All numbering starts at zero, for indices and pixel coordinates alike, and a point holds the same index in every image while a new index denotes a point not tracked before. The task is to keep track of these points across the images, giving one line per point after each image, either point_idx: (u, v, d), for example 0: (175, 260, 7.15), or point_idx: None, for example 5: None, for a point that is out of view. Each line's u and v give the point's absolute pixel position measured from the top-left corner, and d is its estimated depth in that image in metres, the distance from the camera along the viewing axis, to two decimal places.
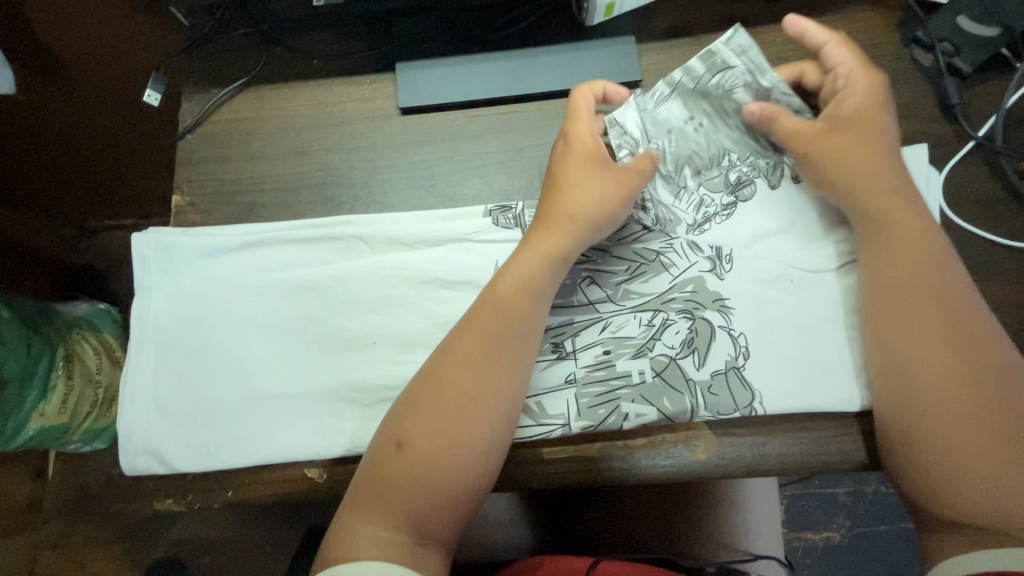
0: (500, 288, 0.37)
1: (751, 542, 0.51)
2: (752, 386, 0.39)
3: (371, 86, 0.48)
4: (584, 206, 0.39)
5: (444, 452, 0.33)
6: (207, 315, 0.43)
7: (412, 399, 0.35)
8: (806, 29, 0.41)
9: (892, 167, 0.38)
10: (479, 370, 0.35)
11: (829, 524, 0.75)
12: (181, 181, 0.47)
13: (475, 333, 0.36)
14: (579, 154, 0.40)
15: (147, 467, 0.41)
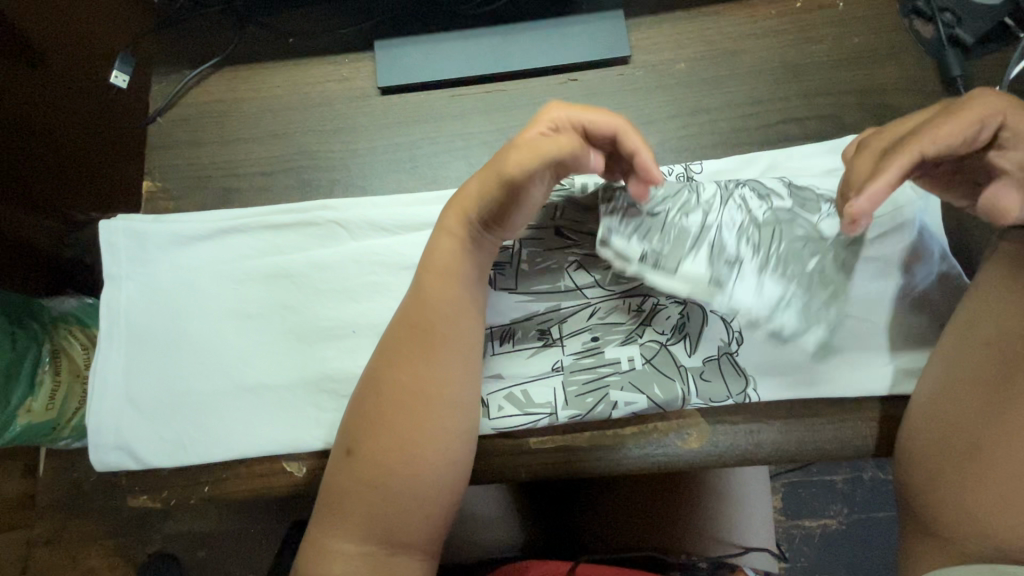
0: (434, 281, 0.34)
1: (741, 535, 0.50)
2: (745, 373, 0.39)
3: (349, 66, 0.46)
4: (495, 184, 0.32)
5: (402, 460, 0.32)
6: (179, 305, 0.42)
7: (373, 404, 0.33)
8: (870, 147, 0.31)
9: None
10: (431, 370, 0.33)
11: (826, 510, 0.74)
12: (152, 166, 0.45)
13: (412, 328, 0.33)
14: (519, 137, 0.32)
15: (119, 463, 0.40)
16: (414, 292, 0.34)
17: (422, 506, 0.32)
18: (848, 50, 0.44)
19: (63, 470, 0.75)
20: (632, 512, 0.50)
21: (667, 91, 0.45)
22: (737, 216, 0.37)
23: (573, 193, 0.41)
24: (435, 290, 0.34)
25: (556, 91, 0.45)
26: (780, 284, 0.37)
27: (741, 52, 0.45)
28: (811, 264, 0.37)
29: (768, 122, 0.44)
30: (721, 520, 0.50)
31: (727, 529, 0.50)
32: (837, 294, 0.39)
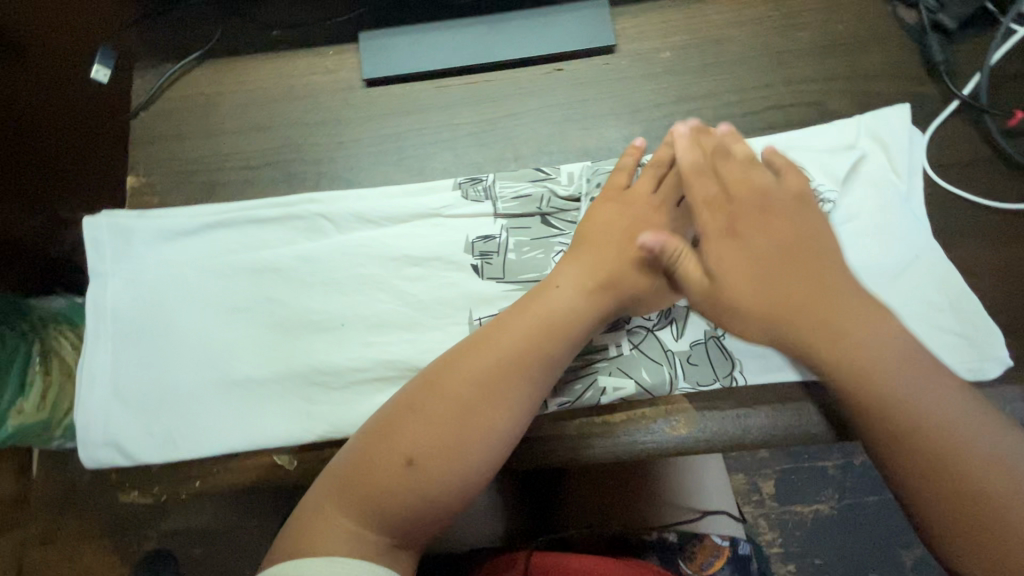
0: (537, 319, 0.35)
1: (702, 501, 0.53)
2: (732, 355, 0.39)
3: (334, 58, 0.46)
4: (647, 245, 0.38)
5: (455, 469, 0.32)
6: (166, 299, 0.41)
7: (416, 407, 0.33)
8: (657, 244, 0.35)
9: (799, 288, 0.31)
10: (499, 396, 0.33)
11: (818, 496, 0.76)
12: (136, 161, 0.45)
13: (506, 357, 0.34)
14: (649, 201, 0.39)
15: (108, 459, 0.39)
16: (521, 321, 0.35)
17: (431, 506, 0.32)
18: (831, 37, 0.44)
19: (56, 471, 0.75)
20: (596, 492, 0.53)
21: (652, 80, 0.45)
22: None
23: (558, 185, 0.43)
24: (535, 321, 0.35)
25: (542, 81, 0.45)
26: None
27: (726, 40, 0.45)
28: None
29: (753, 109, 0.44)
30: (683, 491, 0.53)
31: (690, 498, 0.53)
32: None
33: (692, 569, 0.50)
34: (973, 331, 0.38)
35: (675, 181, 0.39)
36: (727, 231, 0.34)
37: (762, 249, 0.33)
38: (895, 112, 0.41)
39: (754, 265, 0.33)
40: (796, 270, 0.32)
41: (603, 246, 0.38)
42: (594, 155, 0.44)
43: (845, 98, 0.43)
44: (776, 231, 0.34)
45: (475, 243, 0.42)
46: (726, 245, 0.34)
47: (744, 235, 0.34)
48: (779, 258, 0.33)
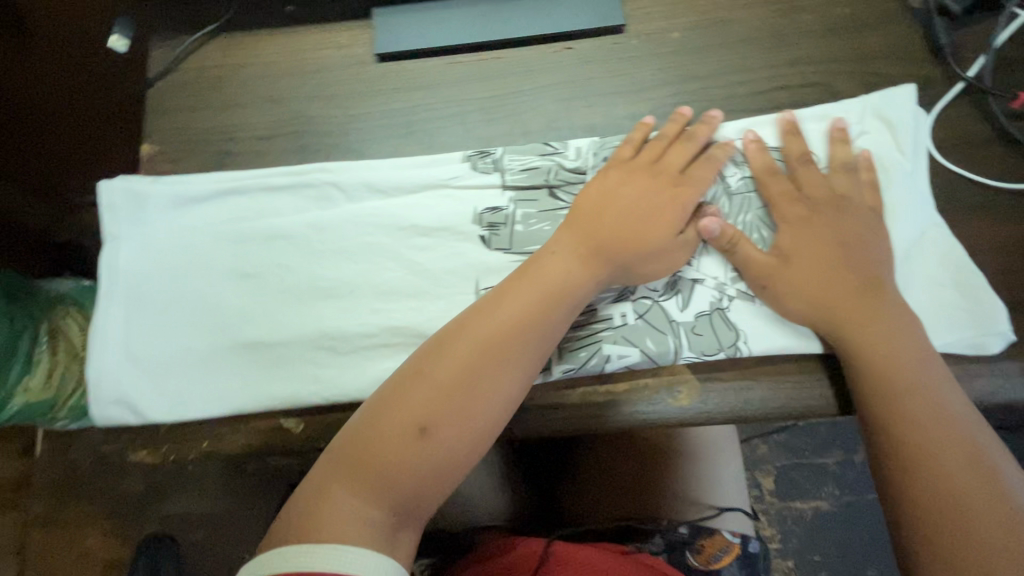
0: (536, 285, 0.36)
1: (718, 498, 0.55)
2: (736, 326, 0.39)
3: (348, 33, 0.47)
4: (645, 214, 0.38)
5: (466, 436, 0.33)
6: (178, 264, 0.42)
7: (415, 373, 0.34)
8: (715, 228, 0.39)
9: (854, 282, 0.37)
10: (497, 361, 0.34)
11: (816, 492, 0.86)
12: (149, 130, 0.45)
13: (504, 324, 0.35)
14: (649, 171, 0.40)
15: (118, 416, 0.40)
16: (525, 290, 0.36)
17: (437, 475, 0.32)
18: (837, 20, 0.45)
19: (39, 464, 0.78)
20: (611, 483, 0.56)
21: (659, 60, 0.45)
22: (711, 187, 0.41)
23: (565, 159, 0.43)
24: (538, 291, 0.36)
25: (551, 59, 0.46)
26: None
27: (732, 21, 0.46)
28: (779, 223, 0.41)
29: (759, 89, 0.44)
30: (698, 487, 0.55)
31: (704, 494, 0.55)
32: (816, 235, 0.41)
33: (700, 561, 0.51)
34: (977, 305, 0.38)
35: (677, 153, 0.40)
36: (795, 228, 0.39)
37: (829, 245, 0.38)
38: (900, 90, 0.41)
39: (820, 257, 0.38)
40: (850, 271, 0.37)
41: (604, 214, 0.38)
42: (601, 131, 0.45)
43: (850, 79, 0.44)
44: (844, 236, 0.38)
45: (482, 215, 0.43)
46: (797, 238, 0.38)
47: (818, 230, 0.38)
48: (830, 263, 0.37)
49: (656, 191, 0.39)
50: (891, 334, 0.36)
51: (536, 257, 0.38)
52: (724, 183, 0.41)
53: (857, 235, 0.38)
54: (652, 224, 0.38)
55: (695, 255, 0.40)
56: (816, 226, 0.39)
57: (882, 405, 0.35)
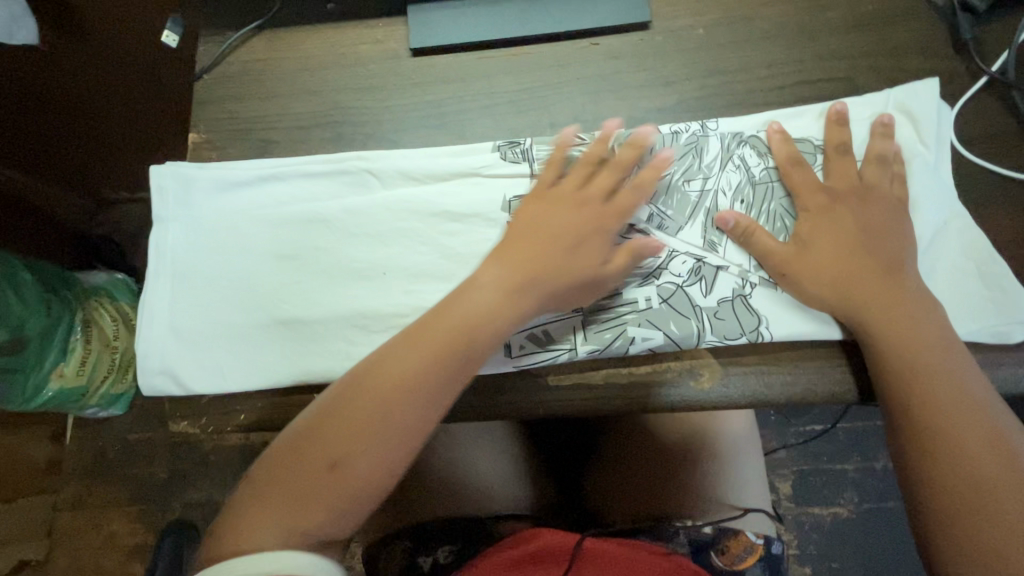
0: (441, 317, 0.36)
1: (742, 498, 0.55)
2: (758, 312, 0.40)
3: (384, 29, 0.49)
4: (570, 257, 0.39)
5: (367, 475, 0.34)
6: (221, 244, 0.44)
7: (333, 407, 0.35)
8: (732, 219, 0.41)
9: (874, 269, 0.38)
10: (411, 394, 0.35)
11: (836, 499, 0.85)
12: (197, 119, 0.48)
13: (421, 357, 0.35)
14: (583, 204, 0.40)
15: (163, 386, 0.42)
16: (456, 324, 0.36)
17: (349, 506, 0.34)
18: (862, 16, 0.46)
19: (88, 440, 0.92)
20: (638, 480, 0.56)
21: (684, 55, 0.47)
22: (735, 178, 0.43)
23: None
24: (458, 332, 0.36)
25: (579, 54, 0.47)
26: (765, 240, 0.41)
27: (757, 17, 0.47)
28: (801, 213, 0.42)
29: (783, 84, 0.46)
30: (723, 486, 0.55)
31: (729, 494, 0.55)
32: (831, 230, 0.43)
33: (724, 561, 0.54)
34: (1000, 294, 0.39)
35: (573, 190, 0.41)
36: (816, 218, 0.40)
37: (850, 235, 0.39)
38: (923, 85, 0.42)
39: (840, 244, 0.39)
40: (872, 260, 0.38)
41: (535, 249, 0.39)
42: (626, 124, 0.46)
43: (873, 74, 0.45)
44: (866, 225, 0.39)
45: (511, 203, 0.44)
46: (819, 227, 0.40)
47: (840, 219, 0.40)
48: (852, 250, 0.39)
49: (585, 230, 0.40)
50: (910, 318, 0.37)
51: (462, 287, 0.38)
52: (748, 175, 0.43)
53: (878, 224, 0.39)
54: (574, 269, 0.39)
55: (720, 243, 0.41)
56: (837, 216, 0.40)
57: (902, 390, 0.36)
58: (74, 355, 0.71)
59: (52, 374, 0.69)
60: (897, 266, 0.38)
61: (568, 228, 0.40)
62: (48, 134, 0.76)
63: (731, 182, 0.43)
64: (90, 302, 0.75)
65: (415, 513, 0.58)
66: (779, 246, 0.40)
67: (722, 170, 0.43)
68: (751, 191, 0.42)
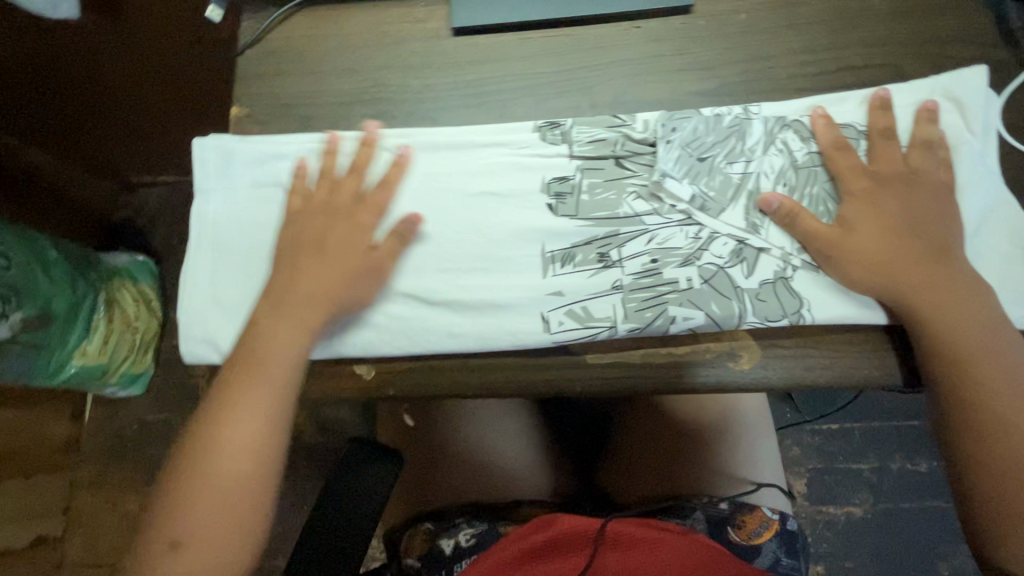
0: (248, 359, 0.40)
1: (754, 473, 0.55)
2: (800, 295, 0.40)
3: (425, 9, 0.49)
4: (325, 312, 0.41)
5: (233, 521, 0.38)
6: (264, 217, 0.45)
7: (197, 457, 0.39)
8: (775, 202, 0.41)
9: (921, 251, 0.38)
10: (260, 424, 0.39)
11: (851, 498, 0.85)
12: (239, 94, 0.48)
13: (239, 392, 0.40)
14: (281, 279, 0.42)
15: (206, 355, 0.43)
16: (250, 391, 0.40)
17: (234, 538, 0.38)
18: (908, 3, 0.45)
19: (107, 421, 0.93)
20: (656, 462, 0.56)
21: (727, 39, 0.47)
22: (778, 162, 0.43)
23: (633, 131, 0.44)
24: (274, 382, 0.40)
25: (620, 37, 0.47)
26: None
27: (800, 3, 0.46)
28: None
29: (826, 70, 0.45)
30: (735, 463, 0.55)
31: (741, 470, 0.55)
32: None
33: (740, 537, 0.52)
34: None
35: (309, 244, 0.43)
36: (858, 199, 0.40)
37: (896, 215, 0.39)
38: (972, 71, 0.42)
39: (887, 223, 0.39)
40: (918, 244, 0.38)
41: (293, 306, 0.41)
42: (667, 107, 0.46)
43: (919, 61, 0.45)
44: (910, 207, 0.39)
45: (550, 183, 0.44)
46: (864, 211, 0.39)
47: (885, 199, 0.40)
48: (899, 231, 0.39)
49: (342, 288, 0.41)
50: (958, 297, 0.37)
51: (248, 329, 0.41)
52: (791, 159, 0.43)
53: (922, 205, 0.39)
54: (310, 320, 0.41)
55: (763, 225, 0.41)
56: (885, 198, 0.40)
57: (955, 372, 0.36)
58: (97, 333, 0.77)
59: (75, 351, 0.74)
60: (943, 248, 0.38)
61: (344, 283, 0.41)
62: (76, 117, 0.77)
63: (774, 166, 0.43)
64: (112, 282, 0.80)
65: (433, 497, 0.57)
66: (824, 227, 0.40)
67: (764, 154, 0.43)
68: (795, 175, 0.42)
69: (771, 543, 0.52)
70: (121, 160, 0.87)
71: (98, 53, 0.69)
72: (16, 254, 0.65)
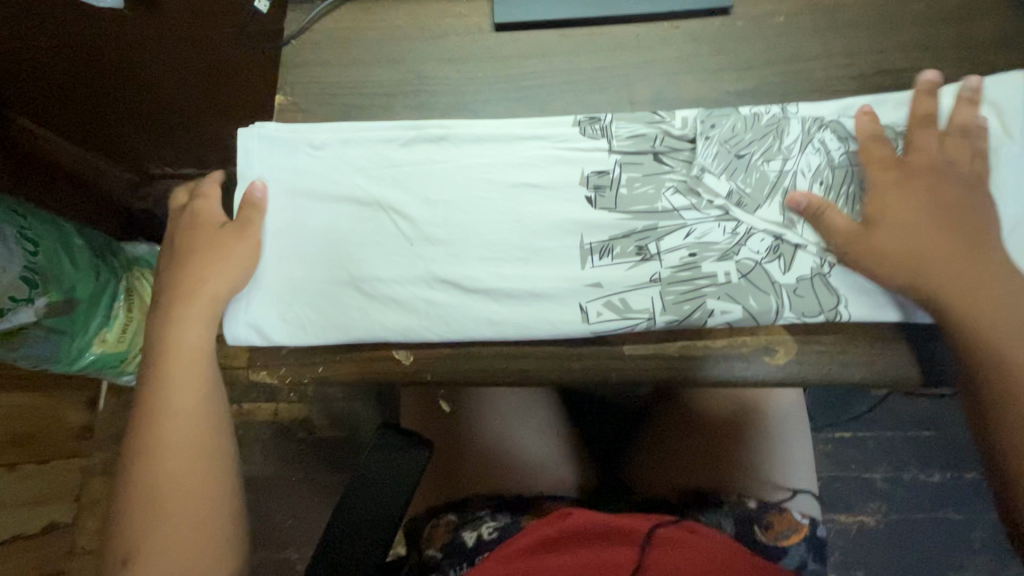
0: (165, 357, 0.43)
1: (790, 478, 0.55)
2: (837, 292, 0.41)
3: (468, 4, 0.50)
4: (213, 305, 0.44)
5: (199, 517, 0.40)
6: (305, 204, 0.46)
7: (145, 456, 0.41)
8: (801, 201, 0.41)
9: (955, 244, 0.38)
10: (190, 412, 0.42)
11: (864, 507, 0.85)
12: (283, 83, 0.49)
13: (171, 387, 0.42)
14: (171, 287, 0.44)
15: (247, 337, 0.44)
16: (175, 396, 0.42)
17: (197, 524, 0.40)
18: (946, 10, 0.46)
19: (121, 409, 0.94)
20: (683, 457, 0.57)
21: (765, 41, 0.47)
22: (815, 161, 0.43)
23: (672, 127, 0.45)
24: (194, 379, 0.42)
25: (660, 35, 0.48)
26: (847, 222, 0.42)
27: (838, 7, 0.47)
28: None
29: (863, 73, 0.46)
30: (771, 468, 0.55)
31: (777, 475, 0.55)
32: None
33: (768, 538, 0.52)
34: None
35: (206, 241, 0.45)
36: (891, 192, 0.40)
37: (929, 209, 0.40)
38: (1010, 78, 0.43)
39: (919, 218, 0.39)
40: (953, 236, 0.39)
41: (180, 309, 0.43)
42: (704, 105, 0.47)
43: (955, 66, 0.45)
44: (943, 201, 0.40)
45: (590, 176, 0.45)
46: (894, 205, 0.40)
47: (919, 191, 0.40)
48: (931, 224, 0.39)
49: (226, 279, 0.44)
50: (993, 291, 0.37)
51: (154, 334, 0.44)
52: (828, 158, 0.43)
53: (956, 197, 0.40)
54: (197, 313, 0.43)
55: (800, 222, 0.42)
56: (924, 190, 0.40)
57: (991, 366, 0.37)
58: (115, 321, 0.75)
59: (95, 338, 0.73)
60: (979, 242, 0.39)
61: (238, 271, 0.44)
62: (98, 106, 0.76)
63: (811, 164, 0.43)
64: (132, 273, 0.79)
65: (458, 490, 0.57)
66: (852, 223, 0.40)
67: (801, 153, 0.44)
68: (831, 173, 0.43)
69: (799, 546, 0.52)
70: (142, 150, 0.87)
71: (126, 46, 0.67)
72: (43, 238, 0.67)
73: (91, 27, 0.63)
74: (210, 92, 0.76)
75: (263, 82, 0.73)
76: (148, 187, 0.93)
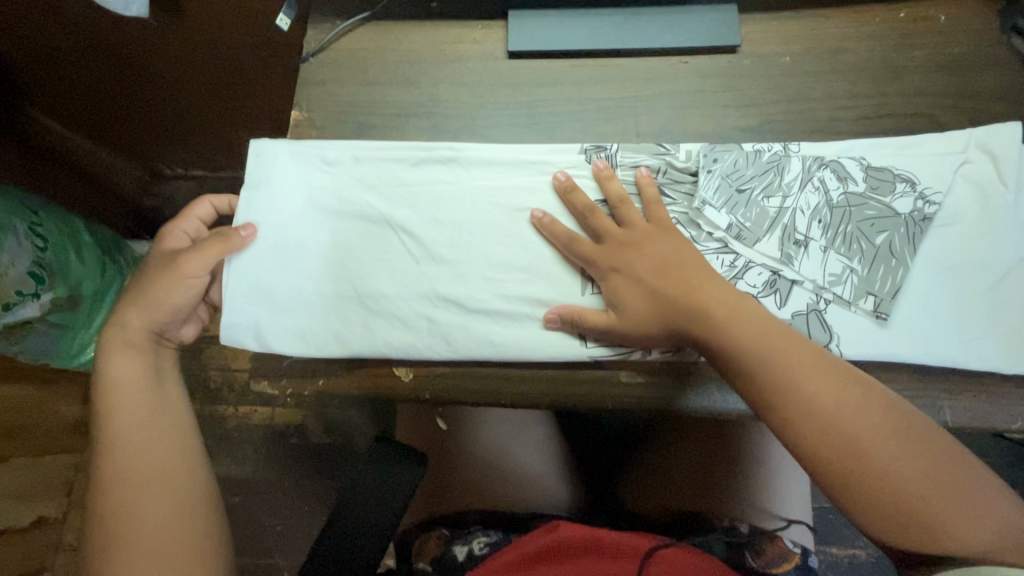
0: (107, 390, 0.42)
1: (786, 510, 0.56)
2: (831, 329, 0.42)
3: (483, 31, 0.51)
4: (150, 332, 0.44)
5: (185, 550, 0.40)
6: (315, 218, 0.47)
7: (111, 484, 0.40)
8: (557, 317, 0.43)
9: (666, 303, 0.40)
10: (147, 433, 0.42)
11: (855, 541, 0.85)
12: (300, 99, 0.51)
13: (124, 413, 0.42)
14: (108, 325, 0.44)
15: (246, 341, 0.44)
16: (127, 420, 0.42)
17: (175, 534, 0.40)
18: (946, 58, 0.47)
19: None
20: (677, 481, 0.57)
21: (771, 80, 0.49)
22: (814, 199, 0.44)
23: (675, 159, 0.46)
24: (144, 405, 0.43)
25: (667, 70, 0.49)
26: (844, 260, 0.43)
27: (843, 51, 0.48)
28: (878, 240, 0.43)
29: (865, 115, 0.47)
30: (765, 498, 0.56)
31: (772, 504, 0.55)
32: (924, 253, 0.43)
33: (760, 565, 0.51)
34: None
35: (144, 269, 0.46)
36: (614, 269, 0.42)
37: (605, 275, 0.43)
38: (1007, 127, 0.44)
39: (632, 289, 0.42)
40: (676, 297, 0.40)
41: (111, 343, 0.44)
42: (709, 139, 0.48)
43: (953, 114, 0.47)
44: (652, 263, 0.42)
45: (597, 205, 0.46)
46: (629, 283, 0.42)
47: (607, 261, 0.43)
48: (652, 290, 0.41)
49: (164, 309, 0.44)
50: (701, 333, 0.39)
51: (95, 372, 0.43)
52: (827, 196, 0.44)
53: (637, 256, 0.42)
54: (137, 346, 0.44)
55: (795, 258, 0.43)
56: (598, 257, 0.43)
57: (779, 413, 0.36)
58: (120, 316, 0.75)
59: (96, 333, 0.73)
60: (713, 296, 0.39)
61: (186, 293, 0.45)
62: (116, 105, 0.77)
63: (811, 201, 0.44)
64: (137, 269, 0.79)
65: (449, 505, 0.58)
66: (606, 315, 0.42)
67: (800, 190, 0.45)
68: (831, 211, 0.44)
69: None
70: (153, 150, 0.88)
71: (148, 53, 0.68)
72: (51, 235, 0.67)
73: (98, 32, 0.64)
74: (226, 99, 0.77)
75: (278, 94, 0.75)
76: (158, 187, 0.96)
